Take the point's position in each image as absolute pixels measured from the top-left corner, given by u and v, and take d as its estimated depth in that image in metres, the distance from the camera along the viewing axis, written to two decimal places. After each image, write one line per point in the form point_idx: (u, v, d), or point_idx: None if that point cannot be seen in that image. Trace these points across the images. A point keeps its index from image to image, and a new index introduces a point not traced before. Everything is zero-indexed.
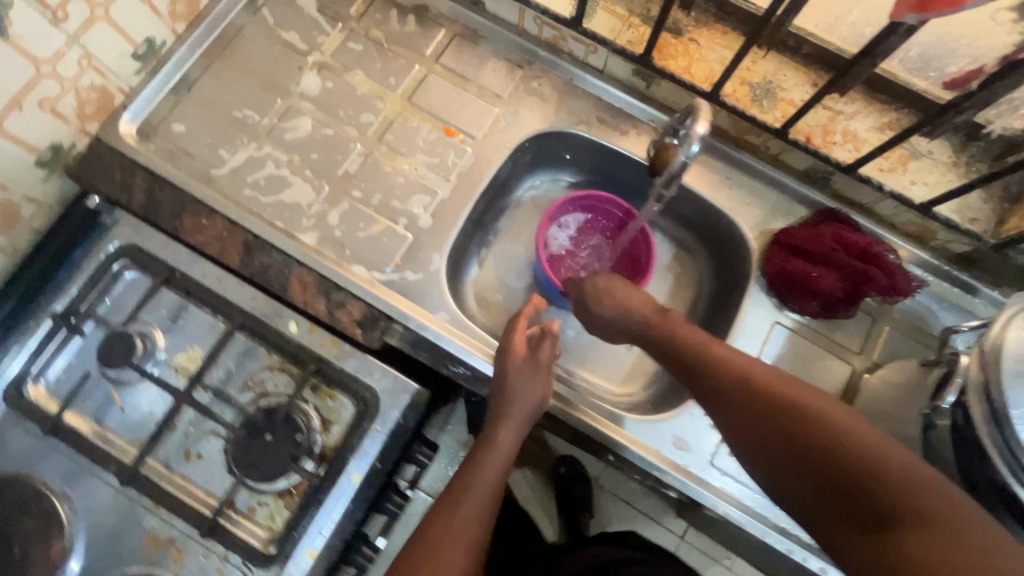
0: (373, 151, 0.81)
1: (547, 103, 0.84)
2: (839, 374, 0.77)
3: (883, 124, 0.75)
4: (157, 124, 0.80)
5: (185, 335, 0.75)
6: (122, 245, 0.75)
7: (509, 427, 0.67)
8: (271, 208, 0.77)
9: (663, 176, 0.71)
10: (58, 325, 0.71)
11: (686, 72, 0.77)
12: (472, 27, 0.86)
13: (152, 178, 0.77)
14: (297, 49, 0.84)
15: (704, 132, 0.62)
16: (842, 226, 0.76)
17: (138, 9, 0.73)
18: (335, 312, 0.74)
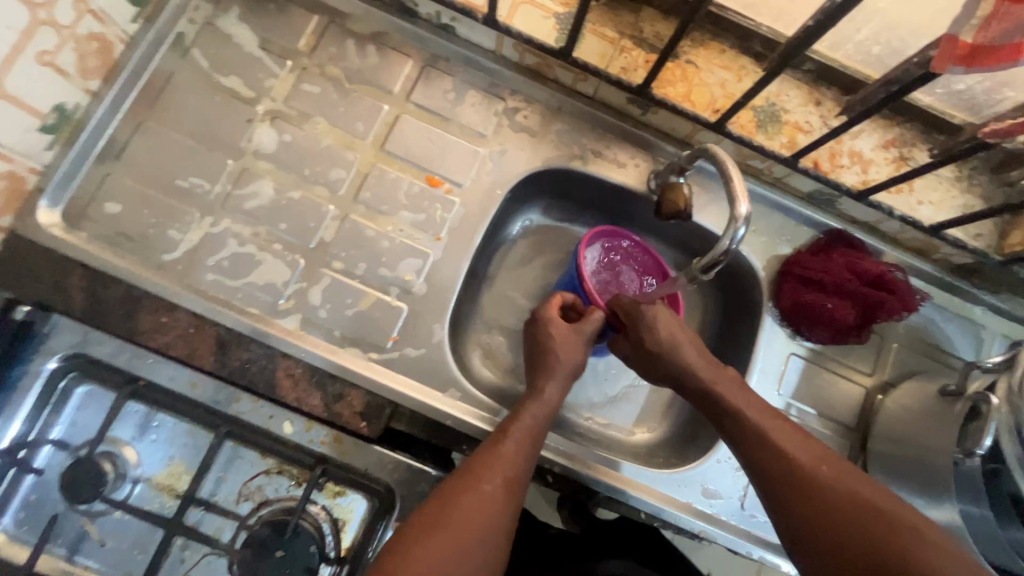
0: (350, 212, 0.72)
1: (535, 139, 0.77)
2: (853, 397, 0.77)
3: (889, 142, 0.72)
4: (85, 205, 0.68)
5: (162, 449, 0.66)
6: (66, 356, 0.64)
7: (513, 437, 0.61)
8: (241, 292, 0.68)
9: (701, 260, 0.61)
10: (5, 464, 0.61)
11: (686, 100, 0.71)
12: (442, 56, 0.76)
13: (92, 274, 0.65)
14: (242, 97, 0.72)
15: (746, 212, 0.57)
16: (853, 252, 0.74)
17: (41, 76, 0.60)
18: (333, 405, 0.67)
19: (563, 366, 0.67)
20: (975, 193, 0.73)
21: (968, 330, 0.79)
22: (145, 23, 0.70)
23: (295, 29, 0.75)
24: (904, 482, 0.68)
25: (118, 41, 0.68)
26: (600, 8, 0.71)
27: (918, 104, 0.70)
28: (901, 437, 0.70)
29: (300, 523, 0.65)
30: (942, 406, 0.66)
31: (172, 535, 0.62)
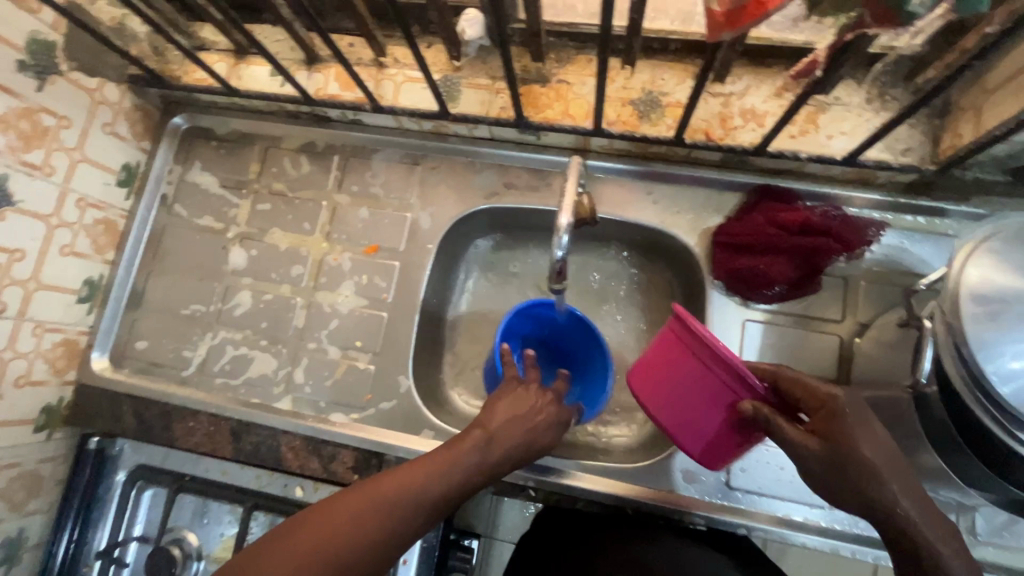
0: (313, 299, 0.84)
1: (453, 188, 0.85)
2: (829, 349, 0.73)
3: (778, 89, 0.71)
4: (124, 347, 0.87)
5: (213, 528, 0.80)
6: (130, 471, 0.82)
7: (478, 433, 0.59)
8: (244, 387, 0.82)
9: (551, 275, 0.65)
10: (105, 562, 0.78)
11: (566, 116, 0.76)
12: (360, 144, 0.88)
13: (136, 401, 0.83)
14: (216, 230, 0.89)
15: (569, 221, 0.59)
16: (774, 206, 0.73)
17: (66, 263, 0.80)
18: (330, 465, 0.77)
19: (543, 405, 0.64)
20: (891, 108, 0.69)
21: (945, 248, 0.73)
22: (136, 197, 0.89)
23: (245, 162, 0.90)
24: None
25: (119, 217, 0.87)
26: (469, 62, 0.79)
27: (792, 44, 0.68)
28: (878, 379, 0.66)
29: None
30: (902, 338, 0.62)
31: None
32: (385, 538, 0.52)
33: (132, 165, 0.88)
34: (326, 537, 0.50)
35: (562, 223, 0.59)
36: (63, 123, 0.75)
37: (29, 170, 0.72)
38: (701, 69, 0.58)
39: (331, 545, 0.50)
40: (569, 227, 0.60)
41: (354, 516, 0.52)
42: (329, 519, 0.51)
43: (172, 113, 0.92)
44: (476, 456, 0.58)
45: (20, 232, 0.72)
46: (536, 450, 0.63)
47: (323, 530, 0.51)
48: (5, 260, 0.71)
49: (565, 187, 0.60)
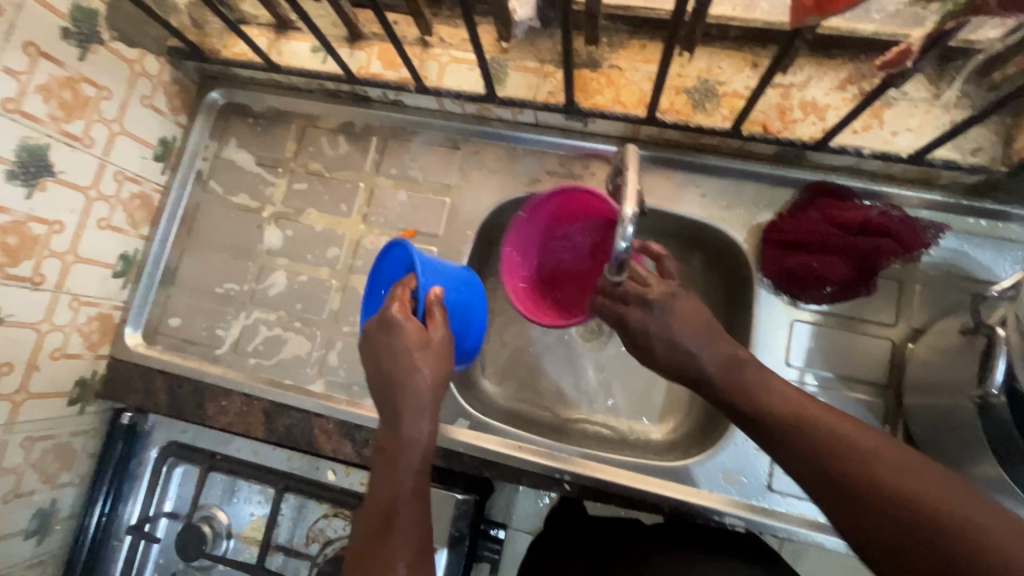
0: (348, 282, 0.83)
1: (495, 174, 0.83)
2: (879, 354, 0.71)
3: (842, 82, 0.68)
4: (157, 323, 0.86)
5: (244, 507, 0.80)
6: (162, 447, 0.82)
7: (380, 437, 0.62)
8: (276, 369, 0.81)
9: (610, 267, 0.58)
10: (135, 536, 0.78)
11: (617, 103, 0.73)
12: (400, 126, 0.86)
13: (169, 377, 0.82)
14: (251, 209, 0.87)
15: (633, 211, 0.55)
16: (831, 203, 0.70)
17: (103, 237, 0.79)
18: (363, 450, 0.76)
19: (384, 366, 0.61)
20: (961, 105, 0.66)
21: (1007, 254, 0.70)
22: (171, 172, 0.88)
23: (281, 141, 0.89)
24: (942, 435, 0.62)
25: (155, 192, 0.86)
26: (517, 44, 0.77)
27: (862, 35, 0.65)
28: (934, 387, 0.63)
29: None
30: (965, 345, 0.60)
31: None
32: (415, 467, 0.60)
33: (168, 140, 0.87)
34: (386, 505, 0.58)
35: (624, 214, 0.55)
36: (104, 94, 0.74)
37: (69, 141, 0.71)
38: (777, 57, 0.56)
39: (391, 505, 0.58)
40: (632, 219, 0.55)
41: (386, 486, 0.59)
42: (377, 496, 0.59)
43: (209, 88, 0.90)
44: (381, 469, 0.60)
45: (59, 204, 0.72)
46: (442, 361, 0.62)
47: (382, 498, 0.59)
48: (45, 232, 0.71)
49: (627, 181, 0.56)
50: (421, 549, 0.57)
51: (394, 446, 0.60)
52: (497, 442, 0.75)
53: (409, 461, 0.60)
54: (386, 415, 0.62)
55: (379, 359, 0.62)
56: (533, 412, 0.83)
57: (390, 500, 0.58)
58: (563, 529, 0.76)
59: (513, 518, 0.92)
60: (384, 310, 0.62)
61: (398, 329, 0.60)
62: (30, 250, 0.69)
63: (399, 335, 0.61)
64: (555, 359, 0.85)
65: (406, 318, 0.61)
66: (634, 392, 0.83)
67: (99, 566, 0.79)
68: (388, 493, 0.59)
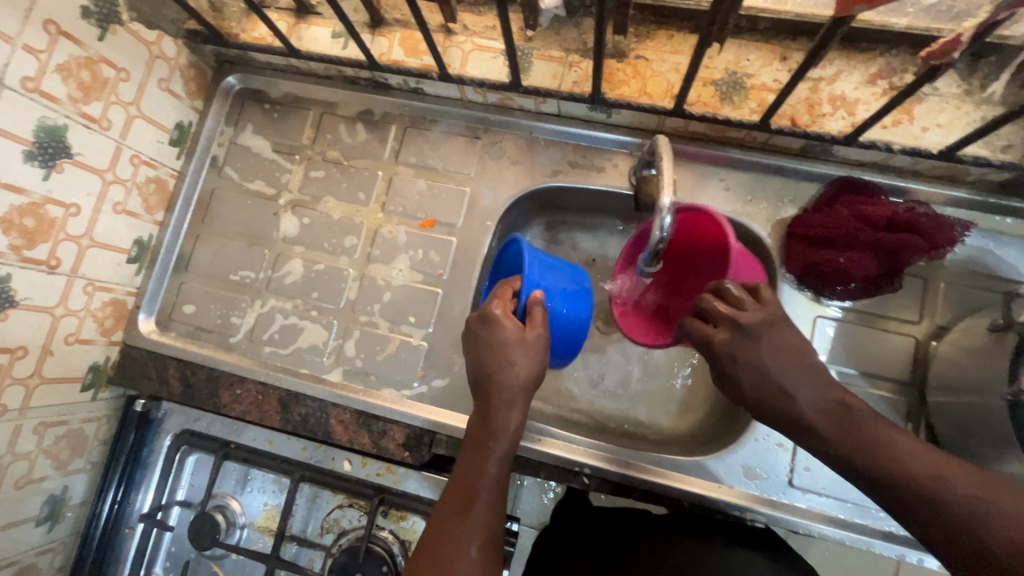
0: (365, 271, 0.82)
1: (515, 164, 0.82)
2: (903, 351, 0.71)
3: (872, 76, 0.68)
4: (171, 310, 0.85)
5: (257, 497, 0.80)
6: (175, 436, 0.82)
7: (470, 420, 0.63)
8: (292, 358, 0.81)
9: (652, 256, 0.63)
10: (148, 524, 0.77)
11: (643, 94, 0.73)
12: (419, 114, 0.85)
13: (183, 364, 0.81)
14: (267, 196, 0.86)
15: (670, 201, 0.56)
16: (858, 199, 0.70)
17: (118, 222, 0.78)
18: (380, 441, 0.75)
19: (483, 351, 0.63)
20: (993, 101, 0.65)
21: None
22: (186, 157, 0.87)
23: (298, 127, 0.88)
24: (967, 432, 0.62)
25: (169, 176, 0.85)
26: (542, 33, 0.76)
27: (894, 29, 0.65)
28: (959, 385, 0.63)
29: (373, 546, 0.74)
30: (994, 343, 0.59)
31: (274, 567, 0.74)
32: (502, 453, 0.60)
33: (184, 125, 0.86)
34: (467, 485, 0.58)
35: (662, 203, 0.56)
36: (122, 76, 0.73)
37: (88, 123, 0.70)
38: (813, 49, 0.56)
39: (472, 486, 0.58)
40: (669, 208, 0.57)
41: (472, 467, 0.59)
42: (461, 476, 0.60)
43: (225, 72, 0.89)
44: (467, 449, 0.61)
45: (76, 186, 0.71)
46: (538, 353, 0.62)
47: (464, 478, 0.59)
48: (62, 214, 0.70)
49: (662, 169, 0.57)
50: (491, 533, 0.57)
51: (485, 430, 0.61)
52: (515, 434, 0.75)
53: (497, 447, 0.60)
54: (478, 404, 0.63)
55: (478, 345, 0.63)
56: (550, 405, 0.83)
57: (471, 485, 0.58)
58: (579, 522, 0.75)
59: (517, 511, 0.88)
60: (485, 307, 0.64)
61: (496, 323, 0.62)
62: (46, 233, 0.68)
63: (497, 325, 0.62)
64: (573, 353, 0.85)
65: (507, 316, 0.62)
66: (652, 386, 0.83)
67: (112, 552, 0.80)
68: (469, 477, 0.59)
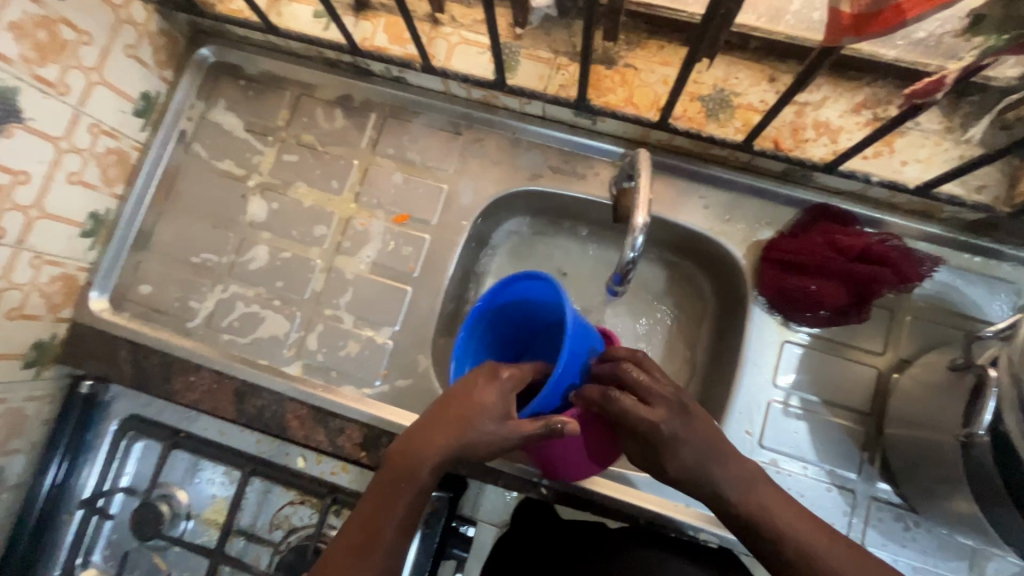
0: (334, 262, 0.79)
1: (496, 164, 0.80)
2: (865, 382, 0.71)
3: (856, 106, 0.68)
4: (126, 289, 0.81)
5: (206, 488, 0.77)
6: (123, 420, 0.78)
7: (401, 439, 0.57)
8: (251, 347, 0.78)
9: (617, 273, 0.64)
10: (88, 511, 0.75)
11: (629, 103, 0.71)
12: (400, 104, 0.82)
13: (135, 347, 0.78)
14: (236, 176, 0.83)
15: (644, 221, 0.57)
16: (834, 227, 0.70)
17: (72, 192, 0.74)
18: (336, 439, 0.73)
19: (452, 399, 0.56)
20: (971, 140, 0.66)
21: (997, 293, 0.71)
22: (152, 129, 0.83)
23: (273, 107, 0.84)
24: (918, 466, 0.63)
25: (132, 149, 0.81)
26: (532, 32, 0.74)
27: (882, 60, 0.64)
28: (917, 419, 0.63)
29: (323, 546, 0.73)
30: (953, 381, 0.60)
31: (217, 563, 0.72)
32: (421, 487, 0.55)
33: (151, 95, 0.81)
34: (381, 512, 0.54)
35: (637, 222, 0.58)
36: (84, 39, 0.69)
37: (43, 86, 0.66)
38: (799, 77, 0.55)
39: (383, 516, 0.54)
40: (643, 228, 0.58)
41: (393, 498, 0.55)
42: (375, 503, 0.55)
43: (200, 43, 0.85)
44: (392, 476, 0.56)
45: (26, 152, 0.66)
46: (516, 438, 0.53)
47: (379, 504, 0.55)
48: (8, 181, 0.65)
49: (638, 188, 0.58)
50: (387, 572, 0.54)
51: (413, 458, 0.55)
52: None
53: (421, 483, 0.55)
54: (404, 434, 0.58)
55: (452, 396, 0.56)
56: None
57: (381, 513, 0.55)
58: None
59: (479, 512, 0.82)
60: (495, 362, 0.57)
61: (497, 378, 0.56)
62: None
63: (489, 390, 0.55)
64: None
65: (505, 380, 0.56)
66: None
67: (45, 540, 0.75)
68: (378, 509, 0.55)
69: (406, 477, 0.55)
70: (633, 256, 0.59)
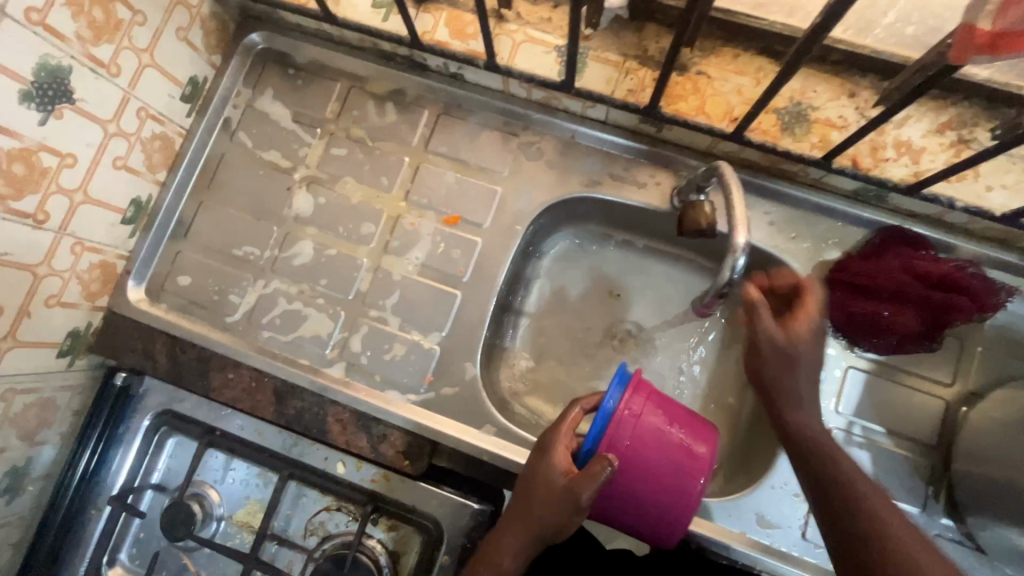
0: (380, 262, 0.77)
1: (552, 168, 0.77)
2: (931, 413, 0.69)
3: (941, 125, 0.65)
4: (163, 280, 0.79)
5: (239, 489, 0.74)
6: (157, 414, 0.76)
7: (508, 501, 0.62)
8: (291, 346, 0.75)
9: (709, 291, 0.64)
10: (117, 507, 0.72)
11: (700, 113, 0.68)
12: (455, 102, 0.80)
13: (172, 340, 0.75)
14: (281, 168, 0.80)
15: (743, 241, 0.58)
16: (908, 251, 0.67)
17: (116, 178, 0.71)
18: (379, 446, 0.71)
19: (536, 465, 0.60)
20: None
21: None
22: (197, 116, 0.80)
23: (322, 98, 0.81)
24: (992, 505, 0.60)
25: (177, 135, 0.78)
26: (600, 34, 0.71)
27: (974, 79, 0.62)
28: (989, 456, 0.61)
29: (360, 555, 0.70)
30: None
31: (250, 568, 0.70)
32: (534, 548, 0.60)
33: (198, 80, 0.79)
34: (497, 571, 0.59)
35: (737, 242, 0.58)
36: (138, 19, 0.66)
37: (95, 67, 0.63)
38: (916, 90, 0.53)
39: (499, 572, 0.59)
40: (743, 248, 0.59)
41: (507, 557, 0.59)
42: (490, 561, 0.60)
43: (250, 29, 0.82)
44: (503, 537, 0.60)
45: (74, 135, 0.63)
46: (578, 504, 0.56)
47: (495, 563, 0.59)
48: (55, 164, 0.63)
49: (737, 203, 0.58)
50: None
51: (522, 522, 0.60)
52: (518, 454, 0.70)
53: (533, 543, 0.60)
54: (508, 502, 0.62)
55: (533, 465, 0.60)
56: None
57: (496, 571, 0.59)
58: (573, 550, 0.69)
59: None
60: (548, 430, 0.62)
61: (551, 448, 0.60)
62: (37, 183, 0.61)
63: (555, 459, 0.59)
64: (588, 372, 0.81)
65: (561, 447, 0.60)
66: None
67: (72, 535, 0.73)
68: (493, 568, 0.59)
69: (520, 538, 0.60)
70: (734, 277, 0.60)
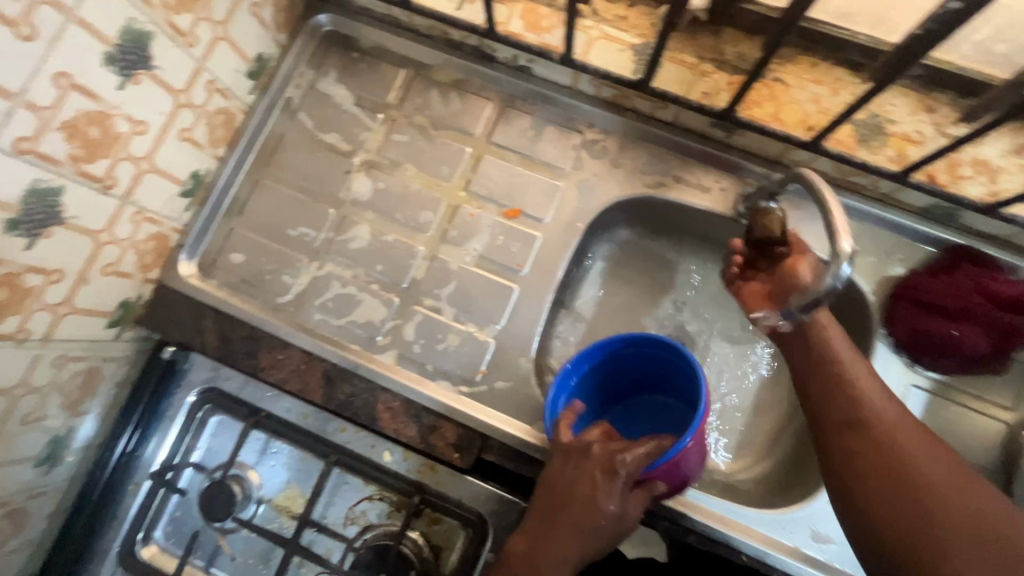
0: (437, 251, 0.76)
1: (616, 167, 0.76)
2: (989, 437, 0.68)
3: (1019, 147, 0.65)
4: (215, 256, 0.78)
5: (280, 472, 0.73)
6: (202, 391, 0.74)
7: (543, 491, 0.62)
8: (343, 330, 0.74)
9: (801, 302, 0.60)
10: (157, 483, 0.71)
11: (775, 119, 0.68)
12: (520, 95, 0.79)
13: (221, 317, 0.74)
14: (341, 151, 0.80)
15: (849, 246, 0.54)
16: (980, 271, 0.67)
17: (180, 149, 0.70)
18: (428, 436, 0.69)
19: (566, 452, 0.61)
20: None
21: None
22: (259, 93, 0.79)
23: (386, 84, 0.81)
24: None
25: (239, 111, 0.77)
26: (677, 35, 0.71)
27: None
28: None
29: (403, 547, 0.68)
30: None
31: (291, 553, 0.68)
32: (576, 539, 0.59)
33: (265, 58, 0.78)
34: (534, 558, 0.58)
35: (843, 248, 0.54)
36: None
37: (175, 35, 0.62)
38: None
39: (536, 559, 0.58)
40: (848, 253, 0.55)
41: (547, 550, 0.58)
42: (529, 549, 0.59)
43: (318, 10, 0.82)
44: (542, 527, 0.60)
45: (148, 102, 0.63)
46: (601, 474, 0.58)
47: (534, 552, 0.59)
48: (128, 130, 0.62)
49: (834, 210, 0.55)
50: None
51: (557, 512, 0.59)
52: None
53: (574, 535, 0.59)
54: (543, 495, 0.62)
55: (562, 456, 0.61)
56: None
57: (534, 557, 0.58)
58: None
59: None
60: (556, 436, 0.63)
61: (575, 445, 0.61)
62: (109, 147, 0.60)
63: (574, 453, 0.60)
64: None
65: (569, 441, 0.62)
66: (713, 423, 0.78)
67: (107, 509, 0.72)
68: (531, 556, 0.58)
69: (557, 524, 0.59)
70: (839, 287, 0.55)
